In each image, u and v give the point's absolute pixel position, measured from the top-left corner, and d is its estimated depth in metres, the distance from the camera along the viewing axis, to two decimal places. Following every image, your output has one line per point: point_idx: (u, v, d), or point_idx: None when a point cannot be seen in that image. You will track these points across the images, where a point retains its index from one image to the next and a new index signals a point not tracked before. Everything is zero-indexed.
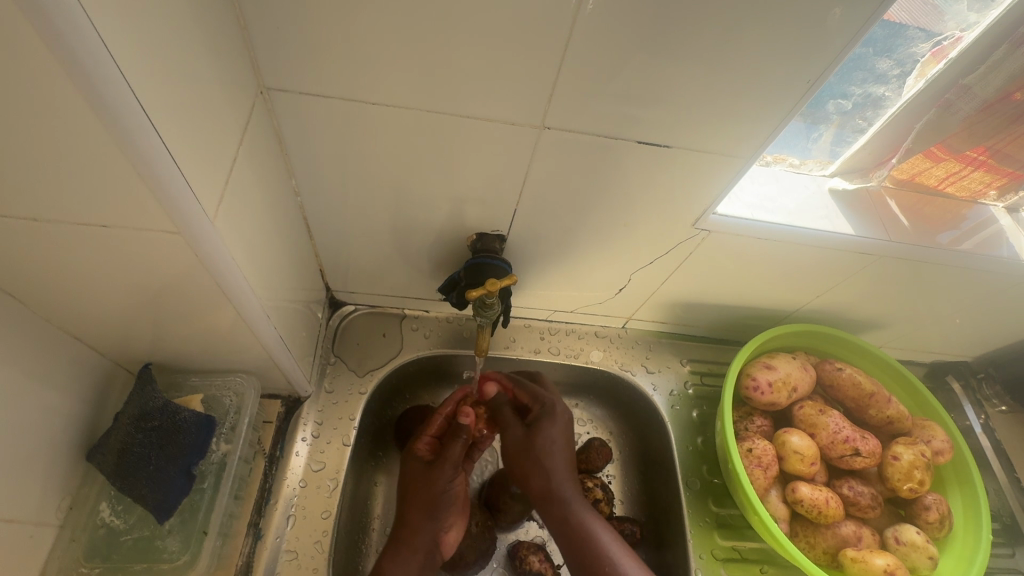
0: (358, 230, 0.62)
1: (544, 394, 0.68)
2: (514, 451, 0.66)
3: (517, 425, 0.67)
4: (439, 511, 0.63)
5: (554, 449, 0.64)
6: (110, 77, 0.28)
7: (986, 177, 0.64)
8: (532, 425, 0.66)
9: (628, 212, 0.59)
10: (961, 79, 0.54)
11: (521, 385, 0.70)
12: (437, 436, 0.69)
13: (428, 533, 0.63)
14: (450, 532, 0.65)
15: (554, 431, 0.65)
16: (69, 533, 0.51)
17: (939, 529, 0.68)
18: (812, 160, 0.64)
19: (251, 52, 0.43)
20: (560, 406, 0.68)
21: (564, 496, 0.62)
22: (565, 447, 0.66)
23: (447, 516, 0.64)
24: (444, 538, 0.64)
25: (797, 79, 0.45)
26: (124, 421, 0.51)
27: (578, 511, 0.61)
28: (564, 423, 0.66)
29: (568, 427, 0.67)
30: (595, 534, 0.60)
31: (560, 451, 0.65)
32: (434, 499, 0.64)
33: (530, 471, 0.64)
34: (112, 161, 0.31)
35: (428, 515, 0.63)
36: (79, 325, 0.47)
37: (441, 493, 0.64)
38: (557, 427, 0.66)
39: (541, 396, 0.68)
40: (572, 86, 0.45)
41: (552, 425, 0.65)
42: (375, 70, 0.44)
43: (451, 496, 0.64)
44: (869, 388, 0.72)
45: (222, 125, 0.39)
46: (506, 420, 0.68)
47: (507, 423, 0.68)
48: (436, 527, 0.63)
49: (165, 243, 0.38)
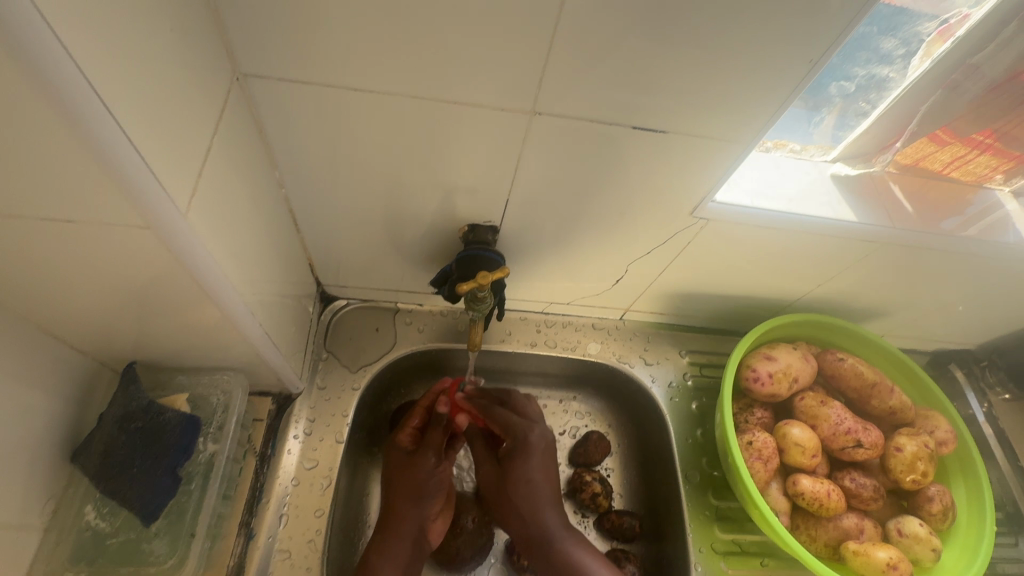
0: (346, 223, 0.60)
1: (516, 425, 0.64)
2: (489, 483, 0.66)
3: (489, 462, 0.67)
4: (425, 498, 0.64)
5: (530, 484, 0.62)
6: (56, 61, 0.26)
7: (993, 160, 0.61)
8: (505, 461, 0.64)
9: (624, 201, 0.57)
10: (969, 59, 0.52)
11: (492, 416, 0.66)
12: (420, 426, 0.69)
13: (415, 520, 0.63)
14: (436, 521, 0.65)
15: (528, 466, 0.63)
16: (55, 535, 0.49)
17: (942, 521, 0.67)
18: (813, 145, 0.62)
19: (225, 37, 0.41)
20: (535, 435, 0.65)
21: (543, 538, 0.60)
22: (543, 481, 0.63)
23: (433, 503, 0.64)
24: (430, 526, 0.64)
25: (798, 61, 0.43)
26: (107, 422, 0.50)
27: (563, 545, 0.59)
28: (540, 454, 0.64)
29: (546, 456, 0.64)
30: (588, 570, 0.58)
31: (540, 482, 0.62)
32: (419, 488, 0.64)
33: (507, 511, 0.64)
34: (69, 152, 0.29)
35: (414, 502, 0.63)
36: (57, 325, 0.45)
37: (427, 480, 0.65)
38: (533, 460, 0.63)
39: (512, 428, 0.65)
40: (563, 69, 0.43)
41: (527, 460, 0.63)
42: (356, 54, 0.42)
43: (435, 485, 0.65)
44: (871, 378, 0.71)
45: (193, 114, 0.37)
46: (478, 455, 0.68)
47: (479, 457, 0.68)
48: (423, 515, 0.63)
49: (137, 238, 0.36)
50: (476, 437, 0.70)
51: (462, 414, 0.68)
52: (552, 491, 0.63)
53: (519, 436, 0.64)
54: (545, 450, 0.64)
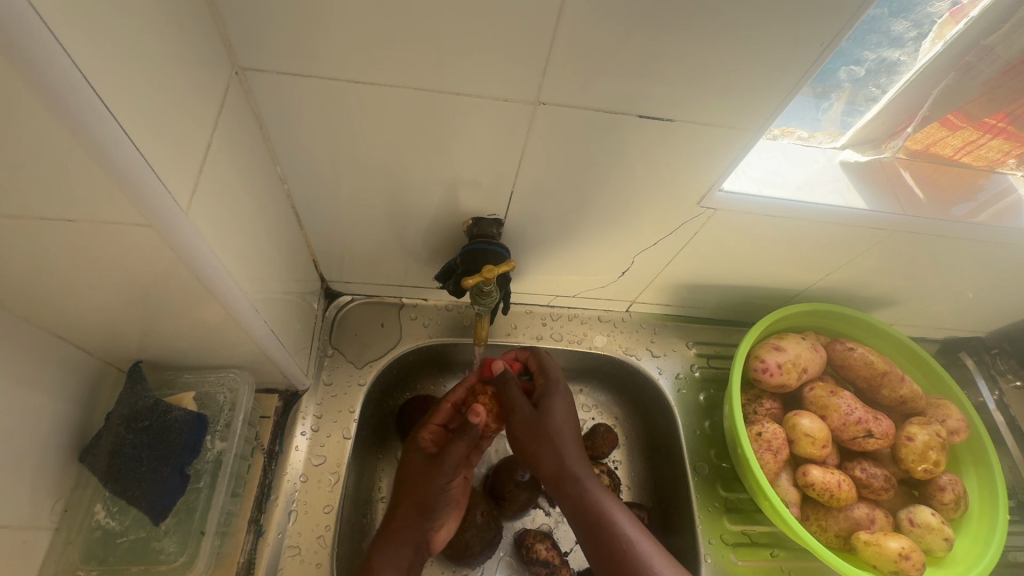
0: (350, 218, 0.60)
1: (550, 366, 0.68)
2: (524, 428, 0.63)
3: (525, 405, 0.64)
4: (431, 511, 0.62)
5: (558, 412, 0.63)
6: (51, 58, 0.25)
7: (1005, 145, 0.60)
8: (541, 403, 0.64)
9: (628, 192, 0.57)
10: (983, 40, 0.50)
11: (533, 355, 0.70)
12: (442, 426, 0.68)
13: (418, 530, 0.62)
14: (440, 531, 0.63)
15: (557, 407, 0.64)
16: (66, 535, 0.50)
17: (954, 510, 0.66)
18: (822, 132, 0.61)
19: (222, 30, 0.40)
20: (563, 382, 0.68)
21: (575, 474, 0.60)
22: (569, 424, 0.64)
23: (440, 517, 0.63)
24: (435, 536, 0.63)
25: (808, 44, 0.42)
26: (115, 421, 0.51)
27: (594, 491, 0.60)
28: (568, 397, 0.66)
29: (572, 403, 0.66)
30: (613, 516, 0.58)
31: (567, 425, 0.63)
32: (428, 500, 0.62)
33: (541, 451, 0.61)
34: (65, 149, 0.29)
35: (419, 512, 0.62)
36: (64, 326, 0.45)
37: (437, 494, 0.62)
38: (560, 400, 0.65)
39: (546, 369, 0.68)
40: (567, 56, 0.42)
41: (555, 398, 0.65)
42: (355, 46, 0.41)
43: (444, 499, 0.63)
44: (882, 367, 0.70)
45: (192, 110, 0.37)
46: (513, 396, 0.64)
47: (514, 398, 0.64)
48: (425, 526, 0.62)
49: (137, 236, 0.36)
50: (510, 383, 0.66)
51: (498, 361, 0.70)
52: (577, 433, 0.64)
53: (550, 376, 0.67)
54: (571, 399, 0.66)
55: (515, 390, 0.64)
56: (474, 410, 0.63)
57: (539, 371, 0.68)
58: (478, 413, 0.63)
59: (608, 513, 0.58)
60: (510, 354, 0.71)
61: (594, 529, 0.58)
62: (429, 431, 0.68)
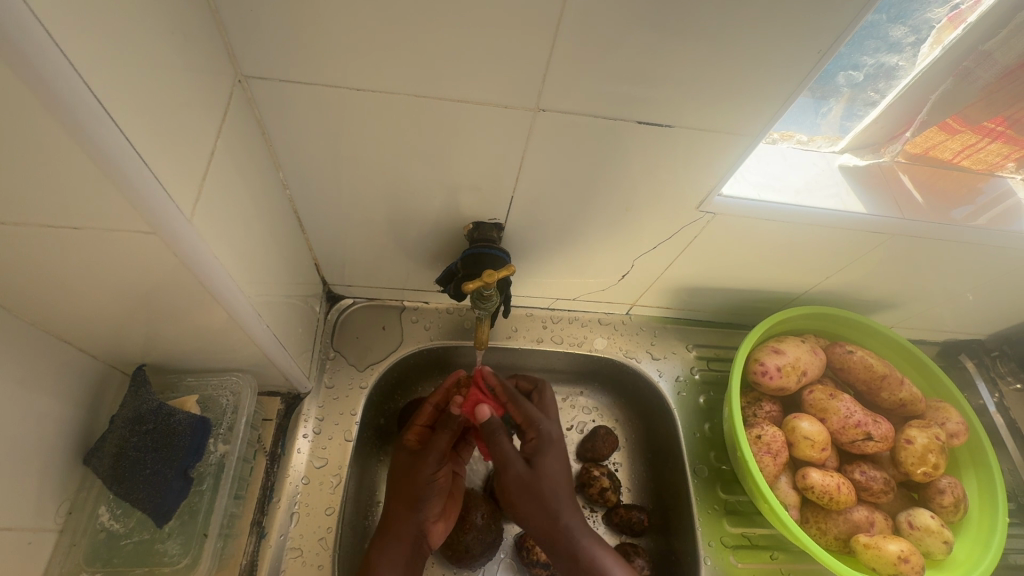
0: (351, 222, 0.60)
1: (539, 419, 0.65)
2: (516, 484, 0.61)
3: (519, 459, 0.61)
4: (422, 503, 0.62)
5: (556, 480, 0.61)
6: (56, 68, 0.26)
7: (1004, 148, 0.60)
8: (532, 460, 0.62)
9: (628, 196, 0.57)
10: (980, 45, 0.50)
11: (515, 405, 0.66)
12: (427, 425, 0.69)
13: (412, 523, 0.62)
14: (436, 524, 0.64)
15: (551, 463, 0.62)
16: (71, 537, 0.50)
17: (954, 513, 0.67)
18: (821, 136, 0.61)
19: (225, 38, 0.40)
20: (556, 433, 0.65)
21: (569, 530, 0.60)
22: (564, 481, 0.62)
23: (431, 508, 0.63)
24: (430, 529, 0.63)
25: (806, 50, 0.43)
26: (118, 424, 0.51)
27: (589, 547, 0.60)
28: (561, 452, 0.64)
29: (565, 458, 0.64)
30: (607, 570, 0.59)
31: (564, 482, 0.62)
32: (416, 494, 0.62)
33: (533, 510, 0.60)
34: (71, 158, 0.29)
35: (410, 507, 0.62)
36: (69, 330, 0.46)
37: (425, 485, 0.62)
38: (554, 455, 0.63)
39: (535, 423, 0.64)
40: (566, 62, 0.43)
41: (548, 457, 0.62)
42: (356, 53, 0.42)
43: (433, 491, 0.63)
44: (881, 370, 0.70)
45: (196, 118, 0.37)
46: (506, 450, 0.61)
47: (506, 454, 0.61)
48: (419, 518, 0.62)
49: (141, 242, 0.36)
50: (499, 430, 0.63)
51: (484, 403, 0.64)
52: (571, 490, 0.63)
53: (544, 430, 0.64)
54: (565, 447, 0.65)
55: (507, 444, 0.62)
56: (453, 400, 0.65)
57: (529, 424, 0.65)
58: (456, 403, 0.65)
59: (598, 566, 0.60)
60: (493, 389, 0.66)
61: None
62: (414, 429, 0.69)
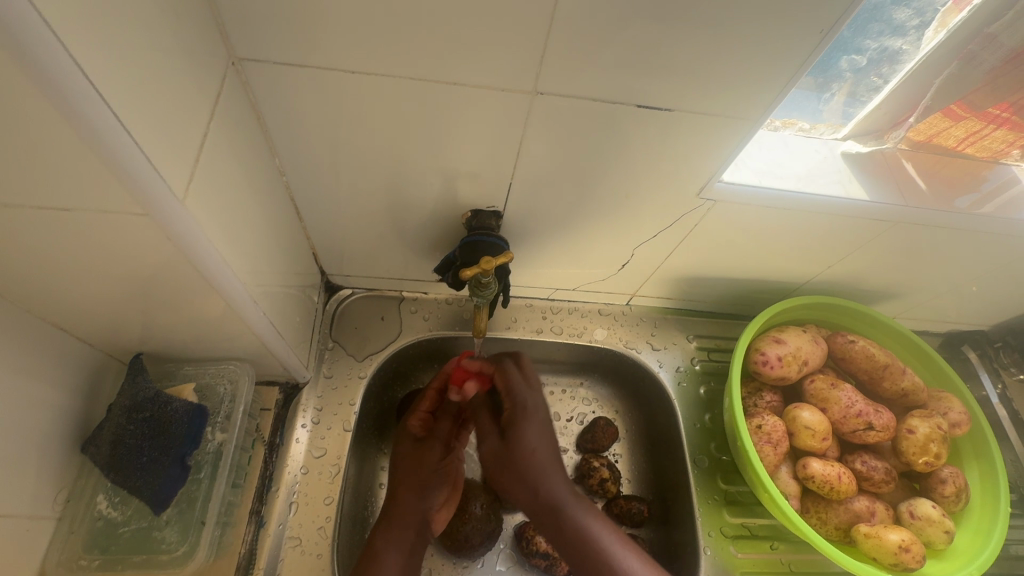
0: (349, 210, 0.60)
1: (517, 390, 0.62)
2: (494, 459, 0.61)
3: (494, 434, 0.62)
4: (428, 489, 0.64)
5: (534, 450, 0.58)
6: (45, 44, 0.25)
7: (1008, 135, 0.59)
8: (507, 433, 0.60)
9: (628, 184, 0.56)
10: (986, 28, 0.50)
11: (500, 370, 0.65)
12: (429, 412, 0.70)
13: (418, 510, 0.62)
14: (440, 510, 0.65)
15: (531, 435, 0.59)
16: (68, 524, 0.50)
17: (956, 502, 0.66)
18: (823, 123, 0.61)
19: (218, 19, 0.40)
20: (536, 402, 0.62)
21: (556, 504, 0.57)
22: (547, 450, 0.59)
23: (438, 495, 0.65)
24: (434, 516, 0.64)
25: (809, 32, 0.42)
26: (116, 411, 0.51)
27: (576, 516, 0.57)
28: (541, 423, 0.60)
29: (547, 426, 0.60)
30: (598, 539, 0.56)
31: (544, 450, 0.59)
32: (424, 480, 0.64)
33: (514, 485, 0.59)
34: (61, 139, 0.29)
35: (416, 492, 0.63)
36: (66, 318, 0.45)
37: (432, 472, 0.65)
38: (532, 423, 0.60)
39: (515, 394, 0.62)
40: (567, 44, 0.42)
41: (526, 426, 0.60)
42: (351, 35, 0.41)
43: (439, 477, 0.65)
44: (883, 359, 0.69)
45: (189, 101, 0.37)
46: (483, 427, 0.63)
47: (484, 430, 0.63)
48: (425, 505, 0.63)
49: (135, 227, 0.36)
50: (482, 408, 0.66)
51: (470, 380, 0.67)
52: (557, 457, 0.59)
53: (521, 400, 0.61)
54: (545, 416, 0.61)
55: (485, 417, 0.64)
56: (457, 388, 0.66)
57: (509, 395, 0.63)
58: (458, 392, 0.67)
59: (592, 538, 0.56)
60: (477, 366, 0.67)
61: (579, 556, 0.56)
62: (417, 417, 0.70)
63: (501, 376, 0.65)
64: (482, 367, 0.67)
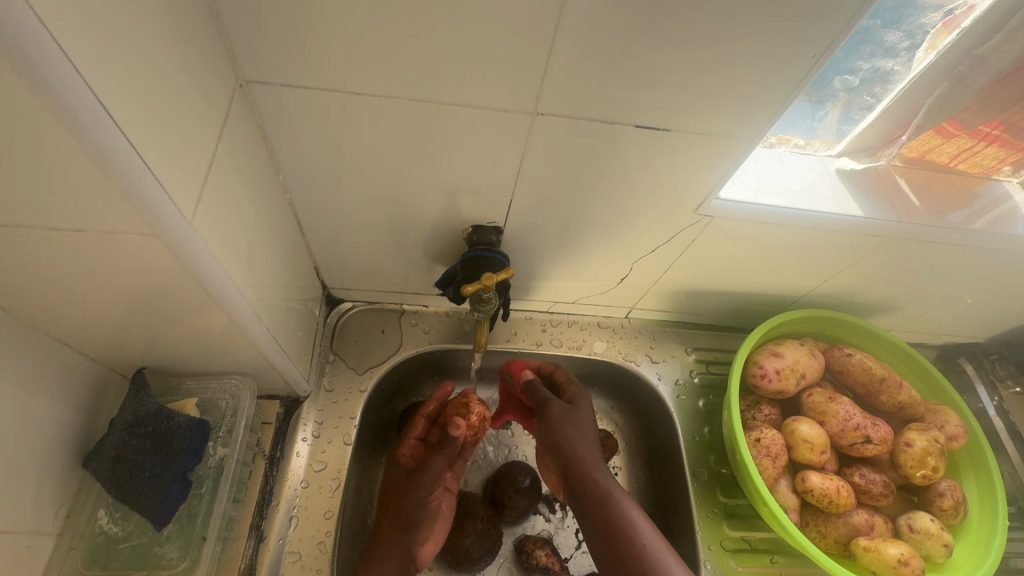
0: (351, 226, 0.61)
1: (575, 386, 0.70)
2: (554, 421, 0.66)
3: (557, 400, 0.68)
4: (415, 525, 0.63)
5: (587, 430, 0.66)
6: (60, 73, 0.26)
7: (1000, 152, 0.61)
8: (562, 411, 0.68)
9: (627, 200, 0.57)
10: (974, 51, 0.51)
11: (557, 367, 0.74)
12: (421, 440, 0.70)
13: (402, 545, 0.62)
14: (425, 546, 0.64)
15: (584, 417, 0.68)
16: (69, 540, 0.50)
17: (954, 516, 0.66)
18: (818, 140, 0.62)
19: (226, 42, 0.41)
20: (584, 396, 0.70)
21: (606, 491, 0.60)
22: (592, 433, 0.67)
23: (423, 532, 0.63)
24: (420, 551, 0.63)
25: (801, 55, 0.43)
26: (118, 428, 0.51)
27: (619, 497, 0.59)
28: (589, 409, 0.69)
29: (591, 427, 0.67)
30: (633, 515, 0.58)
31: (590, 432, 0.66)
32: (409, 513, 0.63)
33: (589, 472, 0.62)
34: (73, 161, 0.29)
35: (399, 528, 0.63)
36: (70, 333, 0.46)
37: (418, 509, 0.63)
38: (589, 410, 0.69)
39: (573, 383, 0.71)
40: (566, 65, 0.43)
41: (578, 411, 0.68)
42: (357, 58, 0.42)
43: (427, 512, 0.64)
44: (880, 372, 0.70)
45: (197, 122, 0.38)
46: (542, 395, 0.69)
47: (544, 395, 0.69)
48: (409, 541, 0.62)
49: (142, 245, 0.36)
50: (534, 391, 0.70)
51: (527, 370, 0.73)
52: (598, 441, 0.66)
53: (576, 393, 0.69)
54: (593, 405, 0.70)
55: (543, 391, 0.69)
56: (457, 423, 0.66)
57: (569, 390, 0.70)
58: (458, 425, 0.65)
59: (632, 527, 0.57)
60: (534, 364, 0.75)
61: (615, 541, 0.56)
62: (407, 446, 0.69)
63: (561, 372, 0.73)
64: (541, 365, 0.75)
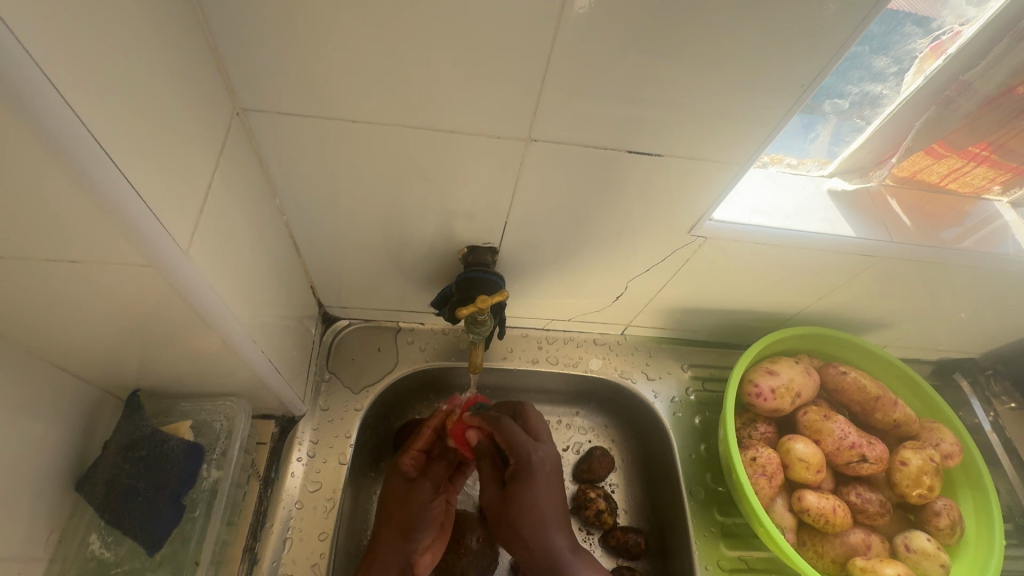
0: (348, 246, 0.61)
1: (522, 446, 0.59)
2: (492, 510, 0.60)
3: (494, 484, 0.61)
4: (414, 532, 0.62)
5: (538, 509, 0.57)
6: (58, 111, 0.26)
7: (989, 172, 0.62)
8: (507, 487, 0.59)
9: (621, 221, 0.58)
10: (961, 75, 0.52)
11: (499, 430, 0.60)
12: (423, 451, 0.67)
13: (401, 554, 0.61)
14: (424, 555, 0.64)
15: (534, 494, 0.58)
16: (60, 566, 0.50)
17: (951, 535, 0.66)
18: (810, 160, 0.63)
19: (224, 71, 0.41)
20: (539, 457, 0.59)
21: (564, 567, 0.56)
22: (549, 507, 0.58)
23: (423, 538, 0.63)
24: (419, 559, 0.63)
25: (790, 82, 0.44)
26: (112, 451, 0.51)
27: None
28: (544, 479, 0.59)
29: (552, 484, 0.59)
30: None
31: (544, 509, 0.58)
32: (410, 521, 0.62)
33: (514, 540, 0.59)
34: (69, 194, 0.30)
35: (400, 535, 0.62)
36: (64, 356, 0.46)
37: (418, 514, 0.63)
38: (539, 485, 0.58)
39: (517, 450, 0.59)
40: (559, 92, 0.44)
41: (530, 485, 0.58)
42: (353, 87, 0.43)
43: (426, 519, 0.63)
44: (874, 391, 0.70)
45: (194, 150, 0.38)
46: (483, 476, 0.62)
47: (484, 479, 0.62)
48: (409, 547, 0.62)
49: (136, 272, 0.37)
50: (484, 454, 0.63)
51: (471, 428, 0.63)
52: (560, 512, 0.59)
53: (524, 458, 0.59)
54: (551, 474, 0.59)
55: (486, 467, 0.62)
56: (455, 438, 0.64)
57: (511, 451, 0.59)
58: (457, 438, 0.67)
59: None
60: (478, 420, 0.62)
61: None
62: (410, 456, 0.67)
63: (501, 436, 0.60)
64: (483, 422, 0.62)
